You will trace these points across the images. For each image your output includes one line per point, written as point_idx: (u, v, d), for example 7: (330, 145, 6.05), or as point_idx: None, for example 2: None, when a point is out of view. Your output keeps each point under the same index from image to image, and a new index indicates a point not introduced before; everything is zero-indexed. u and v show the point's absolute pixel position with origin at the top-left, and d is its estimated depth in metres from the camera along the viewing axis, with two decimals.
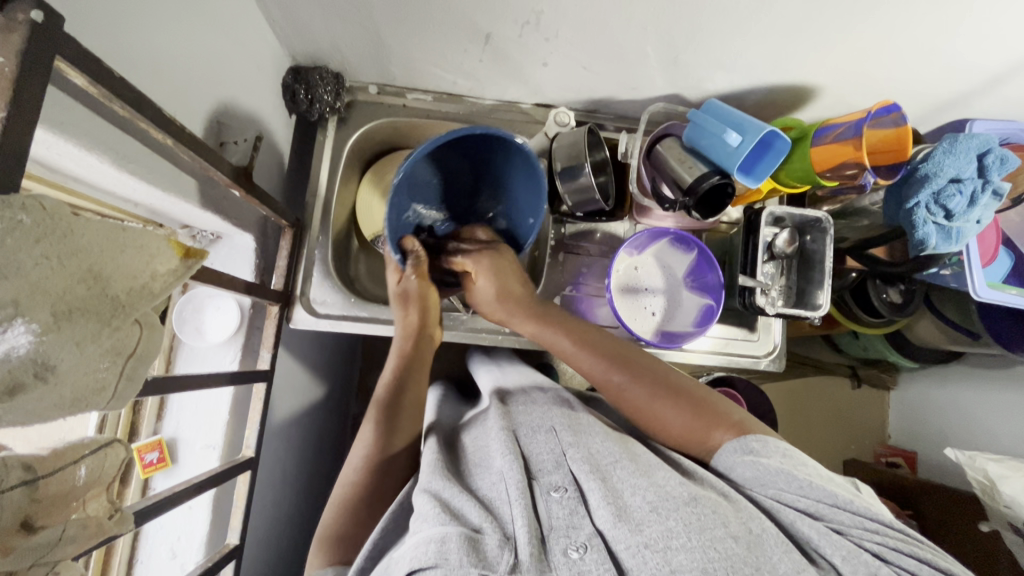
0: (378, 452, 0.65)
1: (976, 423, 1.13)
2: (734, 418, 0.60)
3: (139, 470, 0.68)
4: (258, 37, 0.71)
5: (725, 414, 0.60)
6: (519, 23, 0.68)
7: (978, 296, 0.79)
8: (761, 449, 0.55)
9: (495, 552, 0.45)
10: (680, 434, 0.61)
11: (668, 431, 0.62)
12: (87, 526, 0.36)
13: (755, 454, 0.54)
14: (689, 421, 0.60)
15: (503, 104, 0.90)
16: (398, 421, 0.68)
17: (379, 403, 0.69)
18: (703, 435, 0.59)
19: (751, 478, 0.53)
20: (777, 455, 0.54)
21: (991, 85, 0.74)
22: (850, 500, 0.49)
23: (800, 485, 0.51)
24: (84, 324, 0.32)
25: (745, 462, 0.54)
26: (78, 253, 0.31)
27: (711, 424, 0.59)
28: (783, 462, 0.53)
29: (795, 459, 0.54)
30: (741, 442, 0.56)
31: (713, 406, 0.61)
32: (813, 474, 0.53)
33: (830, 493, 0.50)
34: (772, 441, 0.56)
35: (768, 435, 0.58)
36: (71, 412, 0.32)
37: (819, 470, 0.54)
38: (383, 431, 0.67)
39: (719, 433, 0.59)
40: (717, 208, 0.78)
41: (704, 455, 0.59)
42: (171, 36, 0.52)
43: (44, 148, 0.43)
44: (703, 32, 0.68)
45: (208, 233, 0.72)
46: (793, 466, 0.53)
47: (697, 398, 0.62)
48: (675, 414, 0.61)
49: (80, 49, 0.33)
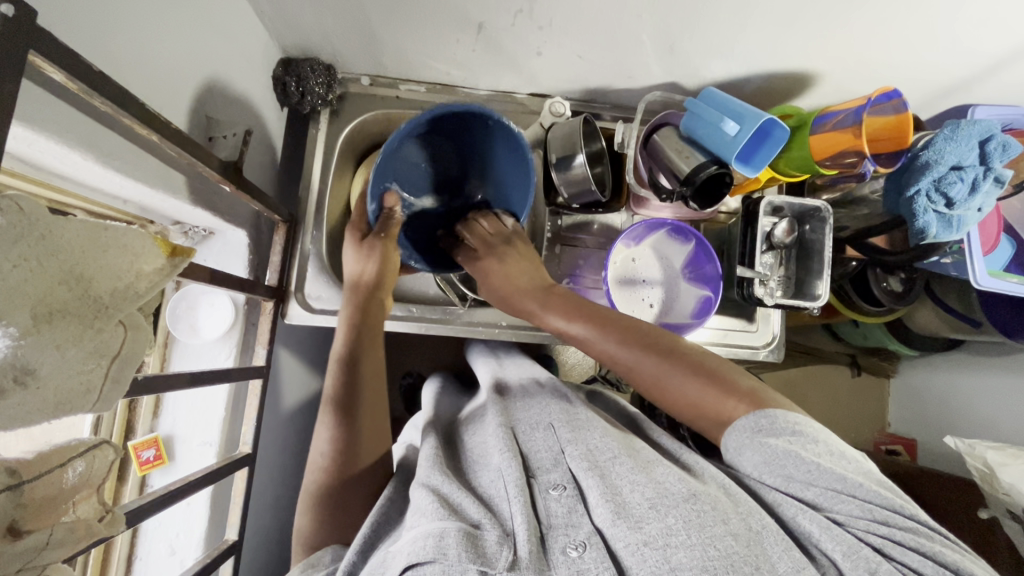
0: (340, 451, 0.63)
1: (977, 411, 1.13)
2: (749, 388, 0.56)
3: (136, 468, 0.68)
4: (246, 28, 0.69)
5: (738, 384, 0.57)
6: (512, 11, 0.67)
7: (980, 285, 0.78)
8: (770, 427, 0.52)
9: (494, 548, 0.45)
10: (694, 408, 0.58)
11: (682, 407, 0.59)
12: (76, 529, 0.35)
13: (765, 434, 0.52)
14: (701, 394, 0.57)
15: (498, 94, 0.88)
16: (357, 418, 0.65)
17: (335, 395, 0.66)
18: (716, 408, 0.56)
19: (760, 464, 0.51)
20: (786, 434, 0.51)
21: (993, 70, 0.72)
22: (860, 485, 0.48)
23: (808, 470, 0.49)
24: (65, 328, 0.31)
25: (754, 444, 0.52)
26: (58, 256, 0.31)
27: (724, 395, 0.56)
28: (792, 443, 0.50)
29: (806, 438, 0.51)
30: (752, 419, 0.53)
31: (726, 375, 0.58)
32: (824, 453, 0.50)
33: (840, 478, 0.48)
34: (783, 416, 0.52)
35: (782, 407, 0.54)
36: (56, 414, 0.32)
37: (832, 447, 0.51)
38: (344, 425, 0.64)
39: (732, 405, 0.55)
40: (715, 198, 0.77)
41: (720, 430, 0.56)
42: (154, 29, 0.51)
43: (26, 146, 0.42)
44: (699, 19, 0.66)
45: (200, 229, 0.71)
46: (801, 447, 0.50)
47: (709, 369, 0.59)
48: (687, 388, 0.58)
49: (56, 44, 0.33)
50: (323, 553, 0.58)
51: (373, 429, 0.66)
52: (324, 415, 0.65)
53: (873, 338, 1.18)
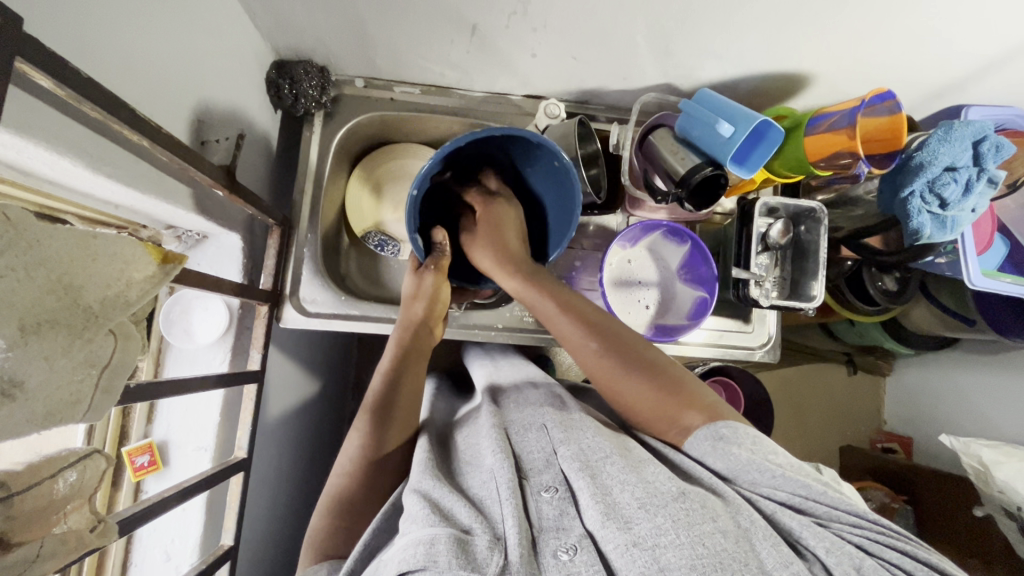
0: (371, 447, 0.64)
1: (972, 410, 1.13)
2: (708, 401, 0.59)
3: (130, 474, 0.68)
4: (239, 30, 0.69)
5: (698, 395, 0.60)
6: (506, 13, 0.67)
7: (974, 285, 0.78)
8: (731, 436, 0.53)
9: (484, 553, 0.45)
10: (650, 410, 0.60)
11: (640, 407, 0.61)
12: (67, 541, 0.35)
13: (726, 441, 0.53)
14: (660, 397, 0.60)
15: (493, 96, 0.88)
16: (392, 413, 0.67)
17: (373, 399, 0.68)
18: (675, 413, 0.58)
19: (723, 469, 0.52)
20: (748, 443, 0.53)
21: (987, 71, 0.73)
22: (824, 491, 0.49)
23: (773, 476, 0.50)
24: (54, 338, 0.31)
25: (717, 451, 0.53)
26: (45, 264, 0.30)
27: (683, 403, 0.59)
28: (754, 452, 0.52)
29: (765, 447, 0.53)
30: (711, 429, 0.55)
31: (687, 386, 0.60)
32: (784, 463, 0.52)
33: (804, 483, 0.49)
34: (743, 428, 0.55)
35: (738, 421, 0.57)
36: (46, 426, 0.32)
37: (788, 458, 0.53)
38: (376, 429, 0.65)
39: (690, 413, 0.58)
40: (709, 199, 0.77)
41: (674, 433, 0.58)
42: (144, 32, 0.51)
43: (14, 152, 0.41)
44: (692, 20, 0.66)
45: (194, 233, 0.71)
46: (764, 456, 0.52)
47: (671, 376, 0.61)
48: (647, 389, 0.60)
49: (43, 50, 0.32)
50: (321, 564, 0.56)
51: (402, 427, 0.67)
52: (359, 418, 0.67)
53: (869, 337, 1.18)
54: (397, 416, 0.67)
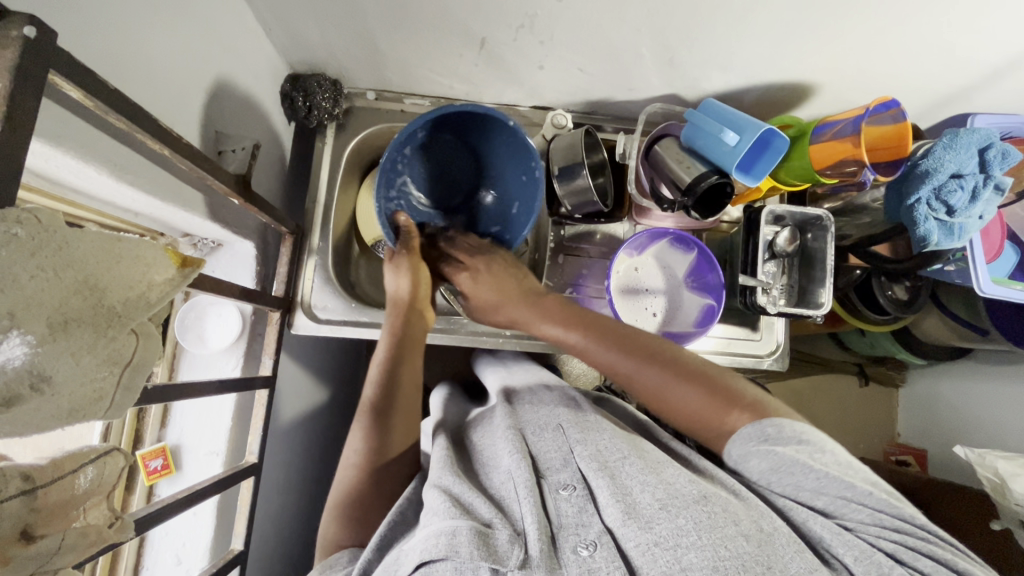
0: (374, 455, 0.65)
1: (988, 421, 1.11)
2: (751, 398, 0.57)
3: (144, 477, 0.69)
4: (255, 44, 0.71)
5: (741, 395, 0.58)
6: (513, 27, 0.68)
7: (983, 293, 0.78)
8: (777, 435, 0.52)
9: (505, 546, 0.45)
10: (694, 419, 0.59)
11: (684, 414, 0.60)
12: (87, 534, 0.36)
13: (772, 441, 0.51)
14: (702, 402, 0.58)
15: (501, 107, 0.90)
16: (391, 418, 0.68)
17: (369, 407, 0.68)
18: (719, 418, 0.57)
19: (767, 470, 0.51)
20: (793, 443, 0.51)
21: (994, 79, 0.73)
22: (869, 493, 0.48)
23: (817, 478, 0.49)
24: (80, 335, 0.32)
25: (761, 451, 0.51)
26: (73, 266, 0.32)
27: (727, 405, 0.57)
28: (800, 452, 0.50)
29: (812, 446, 0.51)
30: (758, 428, 0.53)
31: (728, 387, 0.59)
32: (832, 462, 0.50)
33: (849, 485, 0.49)
34: (789, 424, 0.53)
35: (785, 417, 0.54)
36: (69, 421, 0.33)
37: (838, 456, 0.51)
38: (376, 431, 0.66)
39: (735, 415, 0.56)
40: (716, 207, 0.78)
41: (721, 439, 0.57)
42: (162, 44, 0.52)
43: (44, 161, 0.44)
44: (697, 33, 0.68)
45: (209, 241, 0.73)
46: (809, 456, 0.50)
47: (712, 381, 0.60)
48: (687, 396, 0.59)
49: (73, 63, 0.34)
50: (342, 555, 0.59)
51: (405, 432, 0.68)
52: (359, 419, 0.68)
53: (880, 347, 1.18)
54: (398, 413, 0.68)
